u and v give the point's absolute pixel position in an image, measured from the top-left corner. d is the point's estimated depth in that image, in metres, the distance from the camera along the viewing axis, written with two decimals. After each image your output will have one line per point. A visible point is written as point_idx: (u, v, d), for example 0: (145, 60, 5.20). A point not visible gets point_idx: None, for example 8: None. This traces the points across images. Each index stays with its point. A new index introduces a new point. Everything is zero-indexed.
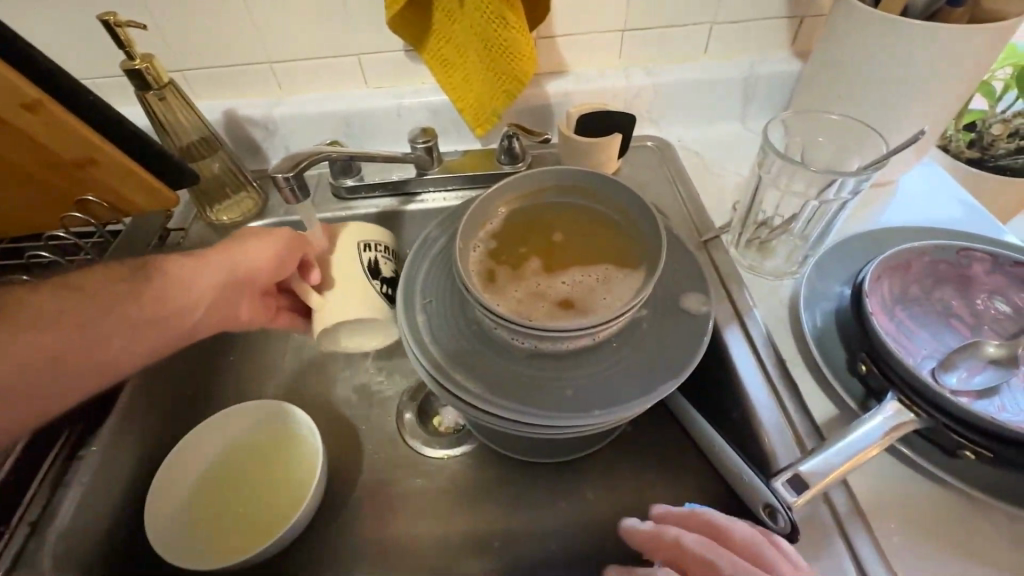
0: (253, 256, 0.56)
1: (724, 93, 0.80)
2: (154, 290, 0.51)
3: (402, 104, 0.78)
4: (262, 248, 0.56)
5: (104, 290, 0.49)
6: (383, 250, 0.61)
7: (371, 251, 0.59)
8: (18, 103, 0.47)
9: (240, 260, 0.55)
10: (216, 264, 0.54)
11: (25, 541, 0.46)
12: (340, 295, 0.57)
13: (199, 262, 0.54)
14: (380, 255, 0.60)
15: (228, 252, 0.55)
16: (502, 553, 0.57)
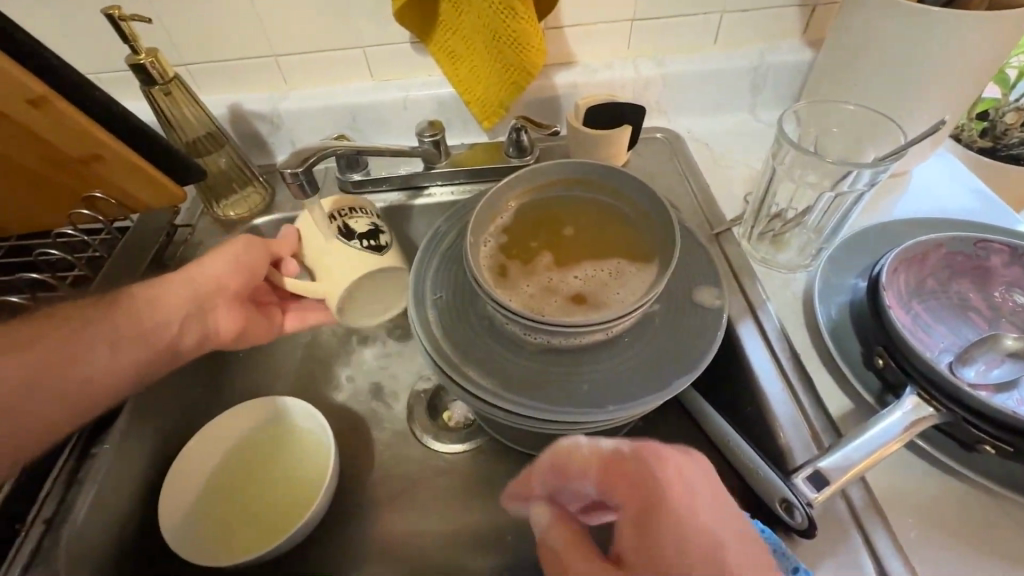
0: (219, 269, 0.56)
1: (735, 83, 0.79)
2: (126, 310, 0.52)
3: (408, 97, 0.77)
4: (223, 258, 0.56)
5: (76, 313, 0.50)
6: (348, 210, 0.57)
7: (335, 222, 0.57)
8: (23, 99, 0.46)
9: (204, 278, 0.56)
10: (180, 283, 0.55)
11: (40, 540, 0.46)
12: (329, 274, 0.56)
13: (165, 283, 0.54)
14: (359, 219, 0.58)
15: (192, 270, 0.56)
16: (514, 548, 0.57)
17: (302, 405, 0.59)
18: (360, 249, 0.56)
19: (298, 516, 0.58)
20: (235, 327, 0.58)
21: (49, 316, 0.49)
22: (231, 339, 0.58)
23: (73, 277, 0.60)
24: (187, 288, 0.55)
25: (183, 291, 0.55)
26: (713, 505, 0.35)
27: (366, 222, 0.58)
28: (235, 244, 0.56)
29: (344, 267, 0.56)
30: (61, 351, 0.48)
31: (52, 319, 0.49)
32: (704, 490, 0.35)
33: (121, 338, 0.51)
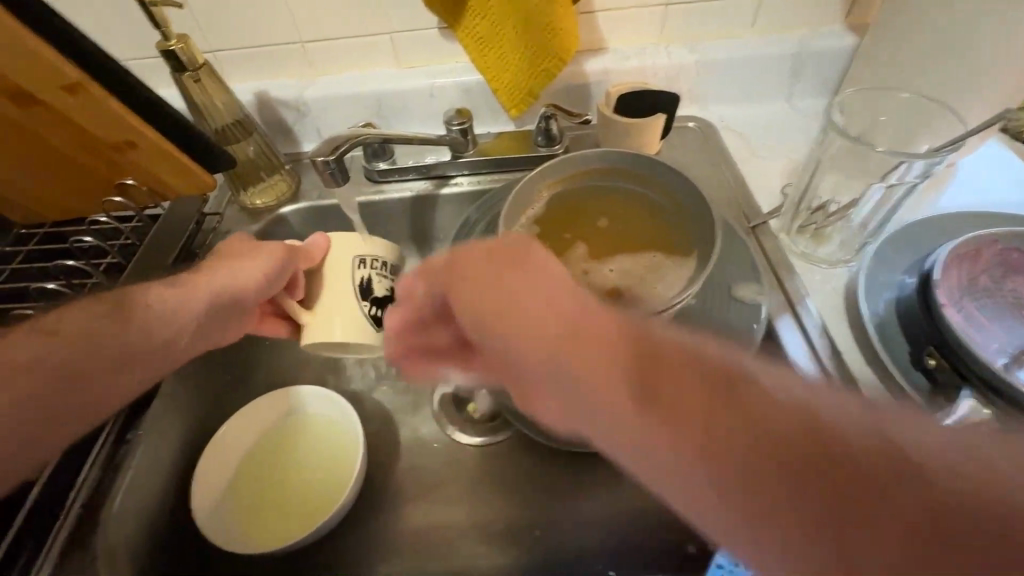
0: (243, 276, 0.55)
1: (772, 70, 0.76)
2: (142, 308, 0.51)
3: (435, 85, 0.76)
4: (254, 261, 0.55)
5: (89, 317, 0.49)
6: (382, 266, 0.55)
7: (368, 268, 0.54)
8: (59, 84, 0.46)
9: (230, 275, 0.54)
10: (209, 279, 0.54)
11: (77, 526, 0.47)
12: (333, 315, 0.53)
13: (187, 280, 0.53)
14: (385, 276, 0.55)
15: (217, 269, 0.54)
16: (541, 542, 0.57)
17: (333, 397, 0.61)
18: (364, 314, 0.53)
19: (337, 495, 0.57)
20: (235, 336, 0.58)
21: (58, 328, 0.48)
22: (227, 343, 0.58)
23: (106, 264, 0.60)
24: (216, 286, 0.54)
25: (212, 287, 0.53)
26: (547, 254, 0.38)
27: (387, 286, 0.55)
28: (267, 245, 0.55)
29: (350, 321, 0.53)
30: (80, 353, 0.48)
31: (64, 325, 0.48)
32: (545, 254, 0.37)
33: (147, 329, 0.50)
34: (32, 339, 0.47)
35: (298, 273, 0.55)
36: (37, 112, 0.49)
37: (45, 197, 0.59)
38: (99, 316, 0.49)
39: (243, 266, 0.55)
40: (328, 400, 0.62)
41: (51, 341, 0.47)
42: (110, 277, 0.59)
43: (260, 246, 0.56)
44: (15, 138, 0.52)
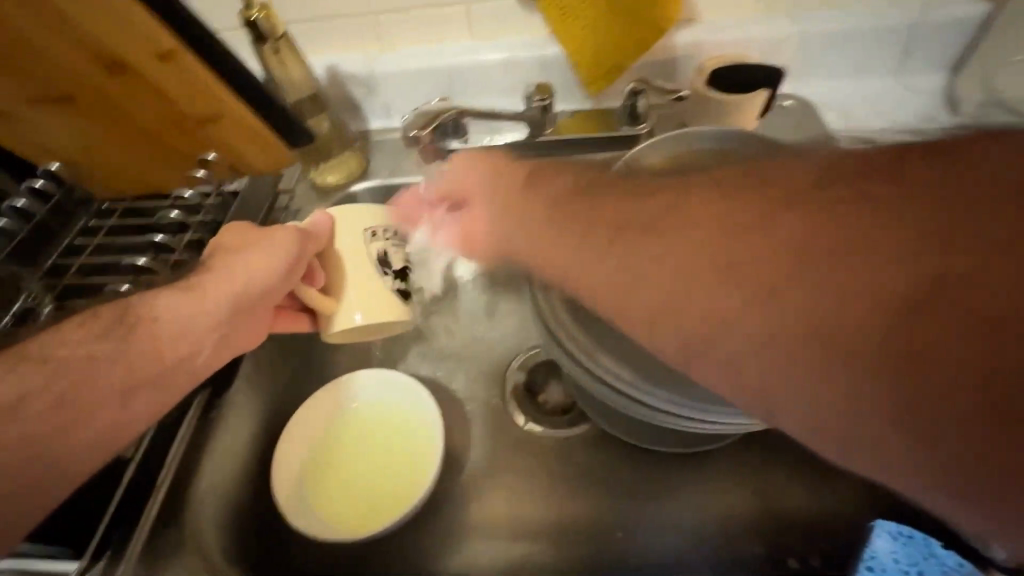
0: (256, 268, 0.48)
1: (883, 43, 0.69)
2: (149, 323, 0.47)
3: (511, 58, 0.71)
4: (266, 244, 0.49)
5: (86, 340, 0.45)
6: (394, 235, 0.52)
7: (382, 240, 0.51)
8: (153, 52, 0.45)
9: (247, 264, 0.49)
10: (229, 269, 0.49)
11: (162, 507, 0.46)
12: (356, 296, 0.50)
13: (205, 272, 0.49)
14: (398, 248, 0.52)
15: (232, 259, 0.49)
16: (625, 546, 0.54)
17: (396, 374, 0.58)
18: (392, 292, 0.51)
19: (420, 479, 0.53)
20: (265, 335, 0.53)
21: (52, 356, 0.44)
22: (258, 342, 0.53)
23: (189, 240, 0.60)
24: (237, 280, 0.48)
25: (232, 282, 0.48)
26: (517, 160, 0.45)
27: (402, 258, 0.52)
28: (277, 228, 0.49)
29: (376, 302, 0.50)
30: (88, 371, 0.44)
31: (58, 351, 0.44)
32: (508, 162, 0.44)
33: (181, 326, 0.48)
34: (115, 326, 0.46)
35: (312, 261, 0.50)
36: (129, 80, 0.48)
37: (126, 170, 0.59)
38: (95, 338, 0.45)
39: (256, 262, 0.48)
40: (406, 388, 0.58)
41: (48, 370, 0.44)
42: (194, 253, 0.59)
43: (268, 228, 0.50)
44: (103, 108, 0.51)
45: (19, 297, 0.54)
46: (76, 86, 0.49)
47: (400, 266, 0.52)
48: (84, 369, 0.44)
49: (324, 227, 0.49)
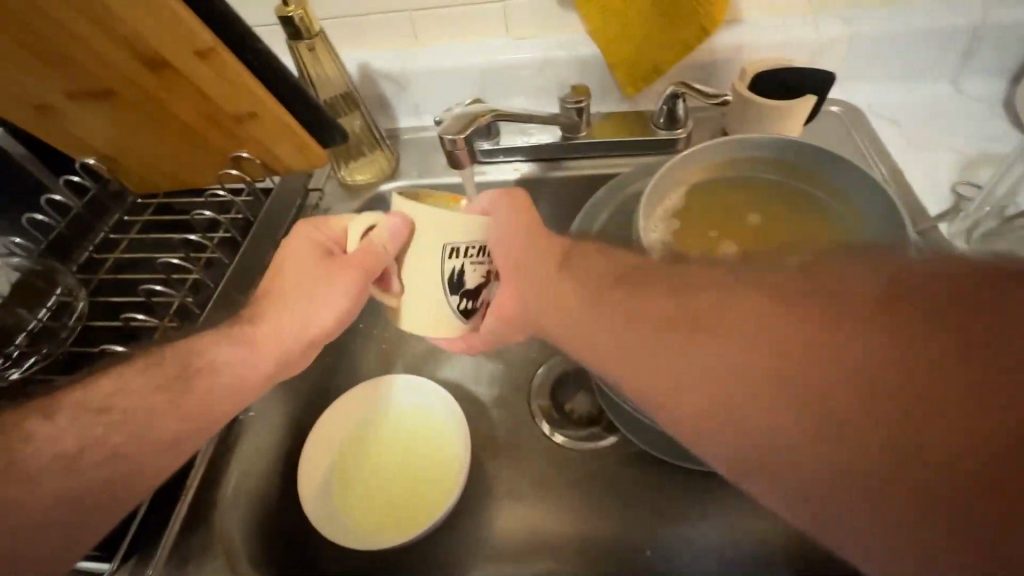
0: (299, 310, 0.47)
1: (941, 45, 0.65)
2: (207, 376, 0.45)
3: (547, 58, 0.69)
4: (330, 286, 0.46)
5: (144, 393, 0.44)
6: (479, 254, 0.43)
7: (461, 259, 0.42)
8: (193, 48, 0.44)
9: (303, 308, 0.47)
10: (284, 315, 0.47)
11: (190, 508, 0.47)
12: (417, 303, 0.44)
13: (257, 324, 0.47)
14: (483, 263, 0.43)
15: (287, 305, 0.47)
16: (657, 565, 0.52)
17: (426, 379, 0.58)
18: (452, 312, 0.44)
19: (446, 487, 0.53)
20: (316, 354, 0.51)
21: (110, 406, 0.43)
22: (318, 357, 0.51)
23: (221, 238, 0.60)
24: (293, 328, 0.47)
25: (288, 329, 0.47)
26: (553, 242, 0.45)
27: (481, 274, 0.43)
28: (342, 270, 0.45)
29: (428, 320, 0.44)
30: (144, 423, 0.43)
31: (116, 403, 0.43)
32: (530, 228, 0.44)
33: (237, 381, 0.46)
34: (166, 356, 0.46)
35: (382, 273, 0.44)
36: (166, 76, 0.47)
37: (160, 166, 0.59)
38: (152, 394, 0.44)
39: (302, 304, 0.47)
40: (432, 393, 0.58)
41: (105, 423, 0.43)
42: (226, 252, 0.59)
43: (330, 259, 0.47)
44: (140, 103, 0.51)
45: (54, 290, 0.54)
46: (114, 80, 0.48)
47: (472, 287, 0.43)
48: (137, 419, 0.43)
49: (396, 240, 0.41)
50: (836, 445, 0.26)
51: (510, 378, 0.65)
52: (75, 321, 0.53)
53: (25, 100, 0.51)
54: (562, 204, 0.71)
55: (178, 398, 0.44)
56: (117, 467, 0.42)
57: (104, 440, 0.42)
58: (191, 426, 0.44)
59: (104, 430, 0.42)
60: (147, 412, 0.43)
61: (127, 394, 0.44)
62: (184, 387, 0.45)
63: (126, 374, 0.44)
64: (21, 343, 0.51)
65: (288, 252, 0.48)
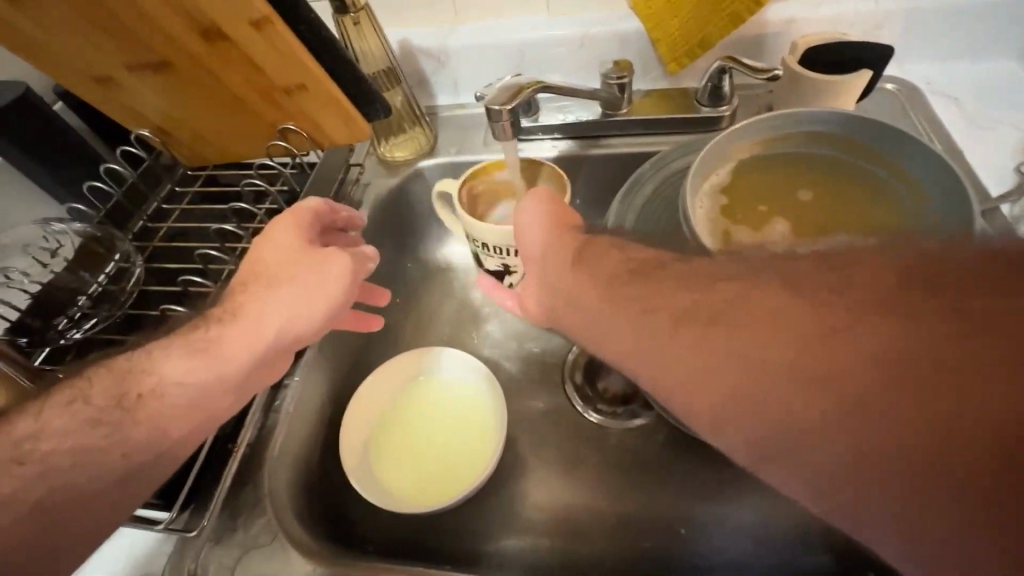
0: (269, 305, 0.47)
1: (1008, 17, 0.62)
2: (153, 400, 0.42)
3: (589, 33, 0.68)
4: (318, 274, 0.49)
5: (71, 431, 0.39)
6: (495, 249, 0.53)
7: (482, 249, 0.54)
8: (248, 19, 0.45)
9: (285, 299, 0.47)
10: (259, 306, 0.47)
11: (244, 462, 0.50)
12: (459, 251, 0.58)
13: (226, 325, 0.46)
14: (498, 257, 0.54)
15: (263, 295, 0.47)
16: (688, 543, 0.52)
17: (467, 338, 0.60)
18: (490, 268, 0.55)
19: (485, 454, 0.54)
20: (309, 331, 0.49)
21: (28, 452, 0.38)
22: (306, 334, 0.49)
23: (270, 209, 0.62)
24: (273, 320, 0.47)
25: (267, 320, 0.47)
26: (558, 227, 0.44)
27: (499, 263, 0.55)
28: (329, 253, 0.50)
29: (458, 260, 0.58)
30: (77, 466, 0.39)
31: (34, 450, 0.38)
32: (535, 213, 0.45)
33: (203, 391, 0.44)
34: (100, 380, 0.42)
35: (344, 276, 0.50)
36: (221, 47, 0.48)
37: (211, 138, 0.61)
38: (83, 429, 0.40)
39: (273, 299, 0.47)
40: (470, 364, 0.59)
41: (18, 476, 0.37)
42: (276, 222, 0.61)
43: (314, 246, 0.50)
44: (195, 75, 0.52)
45: (113, 256, 0.56)
46: (170, 52, 0.50)
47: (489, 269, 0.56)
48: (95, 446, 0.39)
49: (343, 265, 0.50)
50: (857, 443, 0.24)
51: (544, 356, 0.65)
52: (133, 286, 0.55)
53: (88, 73, 0.53)
54: (600, 182, 0.70)
55: (119, 432, 0.41)
56: (47, 520, 0.37)
57: (18, 499, 0.37)
58: (139, 462, 0.41)
59: (16, 487, 0.37)
60: (80, 454, 0.39)
61: (51, 435, 0.39)
62: (125, 419, 0.41)
63: (46, 415, 0.40)
64: (83, 305, 0.53)
65: (270, 240, 0.50)
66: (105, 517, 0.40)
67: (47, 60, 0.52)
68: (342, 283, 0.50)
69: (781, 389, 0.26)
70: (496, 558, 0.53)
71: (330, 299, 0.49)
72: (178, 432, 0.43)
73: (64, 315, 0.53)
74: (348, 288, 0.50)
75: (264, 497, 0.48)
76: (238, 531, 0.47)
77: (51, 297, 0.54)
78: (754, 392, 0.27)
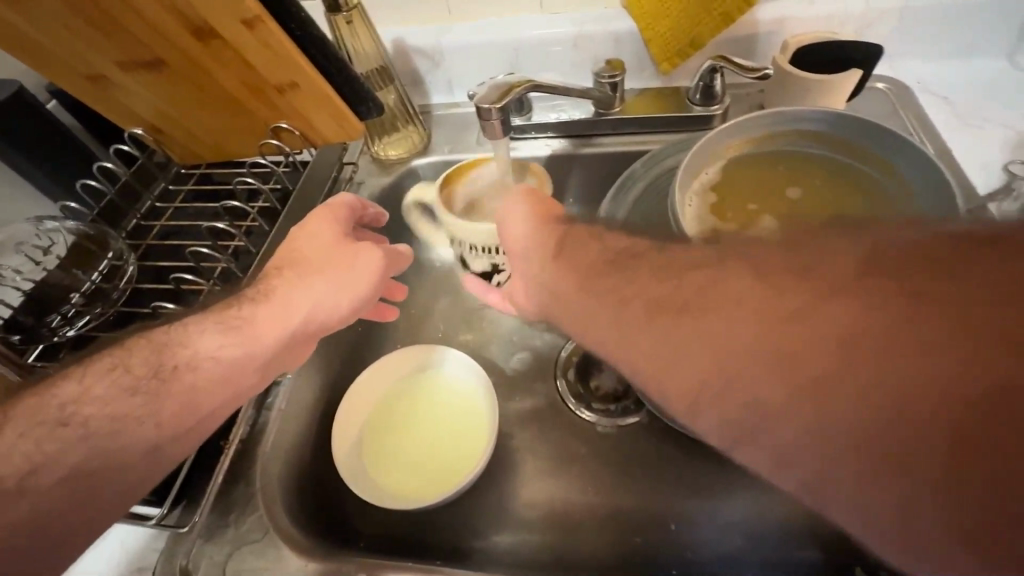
0: (308, 293, 0.47)
1: (999, 17, 0.62)
2: (188, 373, 0.43)
3: (583, 32, 0.68)
4: (350, 267, 0.50)
5: (113, 397, 0.40)
6: (481, 250, 0.54)
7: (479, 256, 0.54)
8: (239, 17, 0.45)
9: (312, 288, 0.48)
10: (291, 290, 0.47)
11: (236, 459, 0.50)
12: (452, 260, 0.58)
13: (258, 304, 0.46)
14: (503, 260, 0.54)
15: (297, 281, 0.47)
16: (677, 540, 0.52)
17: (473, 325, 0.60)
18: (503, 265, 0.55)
19: (475, 452, 0.54)
20: (343, 318, 0.50)
21: (72, 416, 0.39)
22: (338, 321, 0.50)
23: (262, 207, 0.63)
24: (305, 306, 0.47)
25: (300, 305, 0.47)
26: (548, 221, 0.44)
27: (504, 267, 0.55)
28: (363, 249, 0.50)
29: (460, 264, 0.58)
30: (96, 448, 0.39)
31: (77, 413, 0.39)
32: (528, 210, 0.45)
33: (233, 367, 0.44)
34: (132, 358, 0.43)
35: (378, 269, 0.51)
36: (214, 46, 0.49)
37: (205, 137, 0.61)
38: (116, 406, 0.40)
39: (311, 286, 0.48)
40: (463, 362, 0.59)
41: (63, 437, 0.38)
42: (268, 221, 0.62)
43: (348, 240, 0.51)
44: (186, 73, 0.52)
45: (106, 254, 0.56)
46: (163, 50, 0.50)
47: (476, 269, 0.57)
48: (101, 431, 0.39)
49: (375, 258, 0.51)
50: (825, 433, 0.24)
51: (538, 354, 0.66)
52: (125, 284, 0.55)
53: (80, 71, 0.53)
54: (593, 180, 0.71)
55: (143, 414, 0.40)
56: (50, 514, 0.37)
57: (34, 482, 0.36)
58: (173, 432, 0.41)
59: (61, 447, 0.37)
60: (90, 442, 0.38)
61: (86, 408, 0.39)
62: (140, 407, 0.40)
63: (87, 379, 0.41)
64: (76, 303, 0.54)
65: (303, 235, 0.51)
66: (108, 503, 0.39)
67: (40, 58, 0.52)
68: (374, 275, 0.51)
69: (753, 378, 0.26)
70: (487, 554, 0.53)
71: (362, 289, 0.50)
72: (187, 426, 0.42)
73: (57, 313, 0.53)
74: (381, 280, 0.51)
75: (257, 493, 0.48)
76: (230, 527, 0.47)
77: (44, 295, 0.54)
78: (727, 380, 0.27)
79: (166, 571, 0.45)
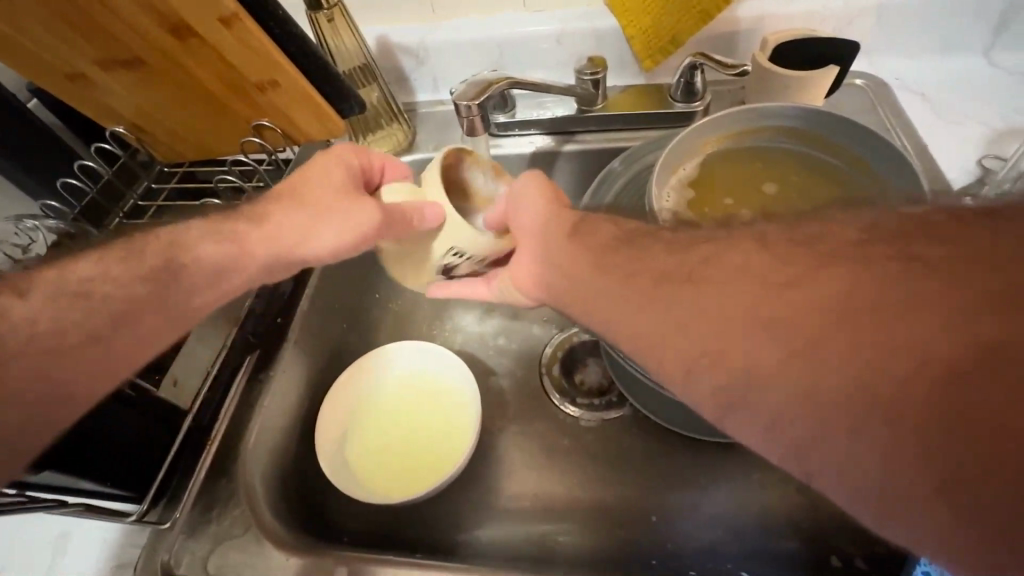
0: (301, 225, 0.46)
1: (973, 15, 0.63)
2: None
3: (566, 29, 0.68)
4: (348, 210, 0.45)
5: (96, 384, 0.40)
6: (476, 257, 0.45)
7: (460, 259, 0.44)
8: (216, 16, 0.45)
9: (311, 217, 0.46)
10: (284, 217, 0.46)
11: (219, 455, 0.50)
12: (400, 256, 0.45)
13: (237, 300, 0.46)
14: (477, 261, 0.46)
15: (291, 210, 0.46)
16: (657, 532, 0.53)
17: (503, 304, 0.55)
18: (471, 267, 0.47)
19: (458, 447, 0.55)
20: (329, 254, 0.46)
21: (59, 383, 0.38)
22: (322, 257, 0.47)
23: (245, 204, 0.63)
24: (293, 235, 0.46)
25: (288, 233, 0.46)
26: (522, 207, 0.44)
27: (472, 266, 0.47)
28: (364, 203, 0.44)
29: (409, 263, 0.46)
30: None
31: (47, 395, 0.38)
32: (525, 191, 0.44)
33: None
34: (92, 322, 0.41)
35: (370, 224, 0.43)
36: (192, 44, 0.49)
37: (188, 136, 0.61)
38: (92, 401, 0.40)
39: (299, 217, 0.46)
40: (445, 357, 0.60)
41: None
42: None
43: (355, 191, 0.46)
44: (167, 71, 0.52)
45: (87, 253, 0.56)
46: (142, 49, 0.50)
47: (463, 275, 0.47)
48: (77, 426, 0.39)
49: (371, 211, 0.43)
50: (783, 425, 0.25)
51: (522, 349, 0.66)
52: None
53: (59, 70, 0.53)
54: (577, 177, 0.71)
55: None
56: None
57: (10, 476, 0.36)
58: None
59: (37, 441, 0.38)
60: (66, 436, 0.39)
61: None
62: None
63: (71, 342, 0.39)
64: None
65: None
66: None
67: (17, 57, 0.51)
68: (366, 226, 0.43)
69: None
70: (469, 547, 0.53)
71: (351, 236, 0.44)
72: None
73: None
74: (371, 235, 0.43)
75: (240, 490, 0.49)
76: (212, 523, 0.47)
77: None
78: None
79: (148, 567, 0.45)
